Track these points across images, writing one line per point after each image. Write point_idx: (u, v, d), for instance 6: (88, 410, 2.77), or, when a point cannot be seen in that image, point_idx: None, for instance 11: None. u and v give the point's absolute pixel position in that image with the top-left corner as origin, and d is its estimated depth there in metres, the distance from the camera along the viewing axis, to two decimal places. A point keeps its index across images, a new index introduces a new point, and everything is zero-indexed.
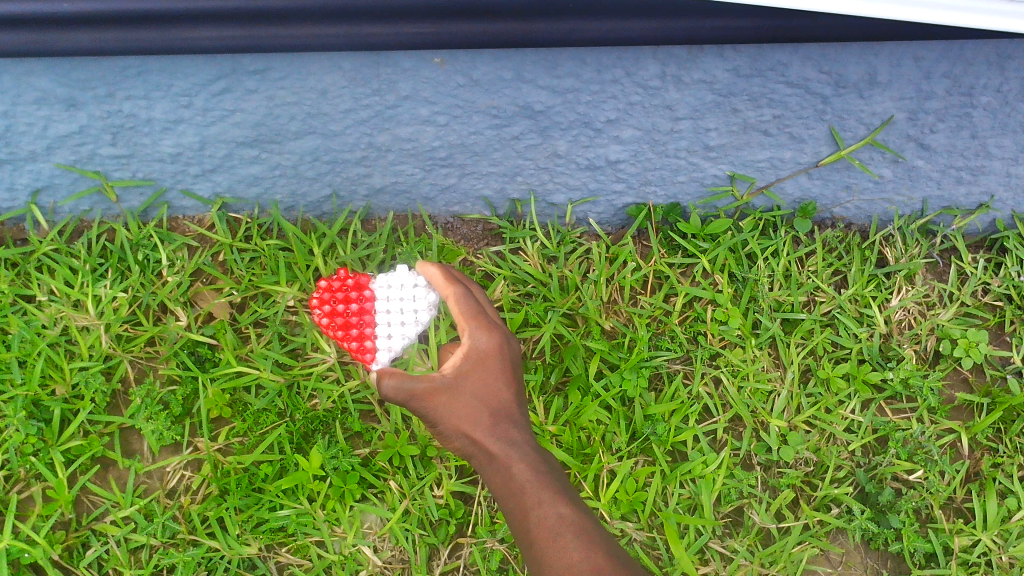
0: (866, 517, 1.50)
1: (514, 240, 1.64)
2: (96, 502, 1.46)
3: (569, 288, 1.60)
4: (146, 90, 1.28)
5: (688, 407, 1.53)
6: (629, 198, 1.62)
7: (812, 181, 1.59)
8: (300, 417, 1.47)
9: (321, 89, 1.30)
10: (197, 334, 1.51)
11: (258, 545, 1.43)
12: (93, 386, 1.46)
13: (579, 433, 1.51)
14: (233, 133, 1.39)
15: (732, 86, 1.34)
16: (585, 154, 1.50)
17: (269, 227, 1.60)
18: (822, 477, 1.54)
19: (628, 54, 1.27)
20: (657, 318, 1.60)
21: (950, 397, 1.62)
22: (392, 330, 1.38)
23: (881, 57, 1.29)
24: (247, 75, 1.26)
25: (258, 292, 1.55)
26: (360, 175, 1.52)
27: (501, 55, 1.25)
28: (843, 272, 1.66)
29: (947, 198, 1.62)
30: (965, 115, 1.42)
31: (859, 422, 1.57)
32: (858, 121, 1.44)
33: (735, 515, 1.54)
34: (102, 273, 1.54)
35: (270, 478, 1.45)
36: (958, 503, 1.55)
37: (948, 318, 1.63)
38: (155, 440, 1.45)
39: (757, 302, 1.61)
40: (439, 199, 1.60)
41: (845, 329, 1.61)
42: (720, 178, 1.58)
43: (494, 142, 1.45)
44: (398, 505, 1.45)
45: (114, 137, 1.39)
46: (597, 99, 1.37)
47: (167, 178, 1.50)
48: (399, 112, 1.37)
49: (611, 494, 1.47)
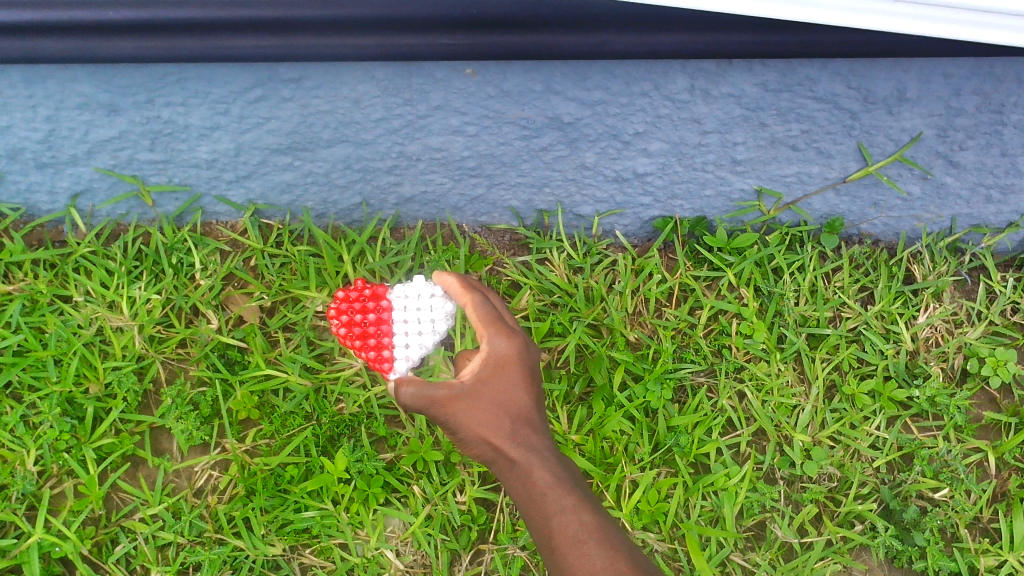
0: (890, 534, 1.49)
1: (541, 251, 1.66)
2: (125, 499, 1.49)
3: (595, 299, 1.60)
4: (184, 96, 1.32)
5: (711, 419, 1.54)
6: (655, 211, 1.63)
7: (839, 197, 1.59)
8: (326, 421, 1.49)
9: (354, 98, 1.33)
10: (228, 336, 1.54)
11: (282, 545, 1.45)
12: (125, 385, 1.49)
13: (602, 442, 1.51)
14: (267, 140, 1.42)
15: (760, 101, 1.36)
16: (613, 166, 1.51)
17: (300, 234, 1.63)
18: (846, 493, 1.53)
19: (657, 68, 1.28)
20: (682, 330, 1.60)
21: (977, 416, 1.60)
22: (411, 341, 1.33)
23: (910, 73, 1.30)
24: (282, 84, 1.29)
25: (288, 296, 1.58)
26: (390, 183, 1.54)
27: (532, 67, 1.27)
28: (870, 288, 1.66)
29: (977, 215, 1.61)
30: (995, 132, 1.42)
31: (884, 439, 1.56)
32: (887, 136, 1.44)
33: (757, 529, 1.54)
34: (137, 275, 1.57)
35: (295, 480, 1.47)
36: (984, 522, 1.53)
37: (976, 337, 1.62)
38: (185, 439, 1.48)
39: (782, 317, 1.61)
40: (468, 209, 1.62)
41: (871, 344, 1.61)
42: (747, 192, 1.59)
43: (523, 153, 1.47)
44: (421, 510, 1.47)
45: (152, 142, 1.42)
46: (626, 112, 1.38)
47: (203, 184, 1.54)
48: (430, 122, 1.39)
49: (633, 504, 1.47)
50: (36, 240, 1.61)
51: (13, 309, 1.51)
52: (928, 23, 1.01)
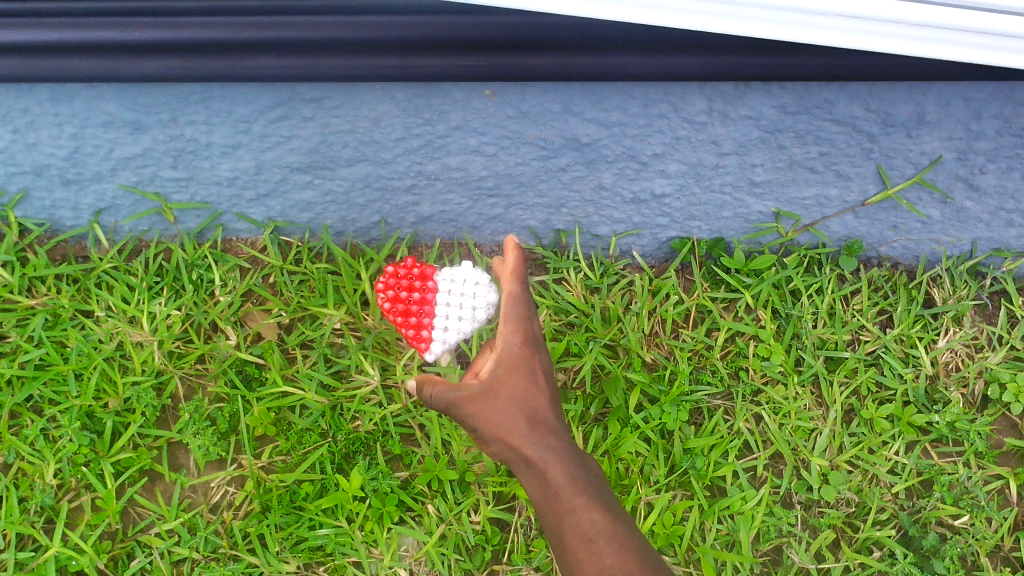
0: (910, 561, 1.45)
1: (558, 270, 1.65)
2: (142, 513, 1.49)
3: (611, 320, 1.60)
4: (208, 115, 1.34)
5: (728, 442, 1.52)
6: (672, 232, 1.63)
7: (858, 220, 1.59)
8: (342, 438, 1.49)
9: (374, 118, 1.35)
10: (246, 353, 1.55)
11: (296, 562, 1.44)
12: (144, 400, 1.50)
13: (618, 463, 1.49)
14: (288, 158, 1.44)
15: (779, 123, 1.36)
16: (631, 187, 1.52)
17: (319, 251, 1.64)
18: (864, 519, 1.50)
19: (675, 89, 1.29)
20: (699, 352, 1.59)
21: (998, 442, 1.58)
22: (450, 332, 1.30)
23: (929, 96, 1.30)
24: (303, 104, 1.31)
25: (306, 313, 1.58)
26: (409, 202, 1.56)
27: (550, 88, 1.29)
28: (889, 311, 1.64)
29: (997, 239, 1.60)
30: (1016, 157, 1.41)
31: (904, 464, 1.53)
32: (906, 160, 1.44)
33: (773, 554, 1.50)
34: (157, 291, 1.59)
35: (310, 497, 1.46)
36: (1006, 551, 1.50)
37: (997, 362, 1.59)
38: (202, 454, 1.48)
39: (801, 339, 1.60)
40: (485, 228, 1.63)
41: (890, 368, 1.59)
42: (765, 214, 1.59)
43: (541, 173, 1.48)
44: (435, 529, 1.45)
45: (175, 160, 1.45)
46: (643, 133, 1.39)
47: (224, 200, 1.56)
48: (449, 142, 1.41)
49: (647, 527, 1.45)
50: (60, 255, 1.63)
51: (35, 323, 1.53)
52: (933, 45, 1.00)
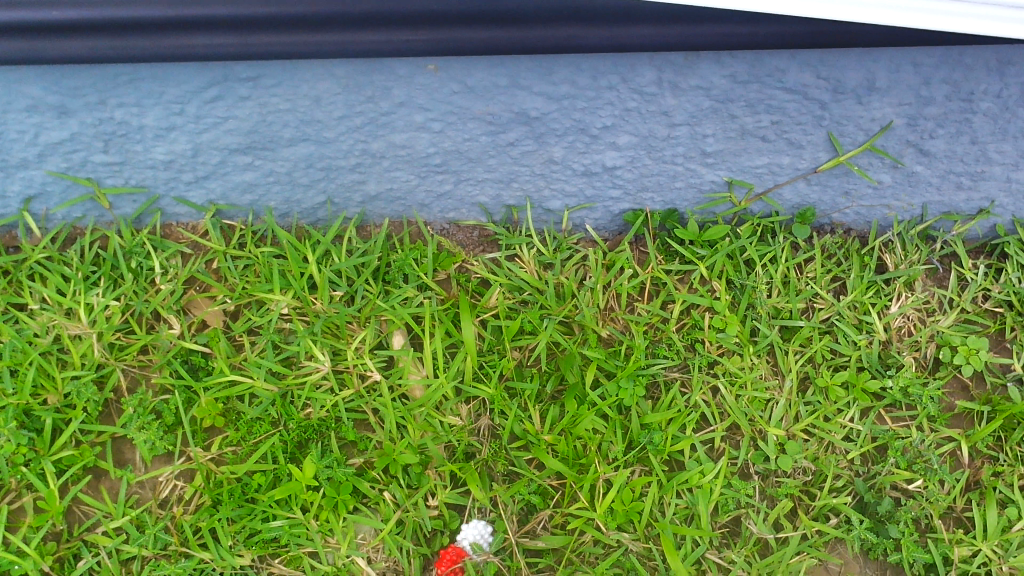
0: (866, 527, 1.45)
1: (510, 247, 1.62)
2: (88, 512, 1.45)
3: (566, 296, 1.58)
4: (138, 97, 1.29)
5: (685, 415, 1.51)
6: (625, 204, 1.61)
7: (810, 187, 1.57)
8: (294, 426, 1.45)
9: (314, 96, 1.30)
10: (191, 342, 1.50)
11: (250, 556, 1.40)
12: (84, 395, 1.45)
13: (575, 441, 1.48)
14: (226, 139, 1.38)
15: (729, 93, 1.34)
16: (582, 160, 1.49)
17: (263, 234, 1.59)
18: (820, 486, 1.50)
19: (624, 60, 1.27)
20: (655, 325, 1.58)
21: (950, 404, 1.58)
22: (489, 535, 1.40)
23: (880, 62, 1.29)
24: (238, 83, 1.27)
25: (252, 299, 1.54)
26: (355, 181, 1.51)
27: (497, 61, 1.26)
28: (842, 278, 1.64)
29: (947, 203, 1.60)
30: (965, 121, 1.41)
31: (859, 431, 1.53)
32: (857, 126, 1.43)
33: (732, 525, 1.50)
34: (95, 281, 1.53)
35: (262, 489, 1.43)
36: (958, 512, 1.49)
37: (949, 325, 1.60)
38: (148, 449, 1.44)
39: (755, 309, 1.60)
40: (435, 206, 1.59)
41: (844, 336, 1.59)
42: (718, 184, 1.57)
43: (489, 149, 1.44)
44: (392, 516, 1.43)
45: (106, 144, 1.39)
46: (593, 106, 1.36)
47: (161, 185, 1.50)
48: (394, 119, 1.36)
49: (607, 504, 1.44)
50: None
51: None
52: (893, 11, 1.07)
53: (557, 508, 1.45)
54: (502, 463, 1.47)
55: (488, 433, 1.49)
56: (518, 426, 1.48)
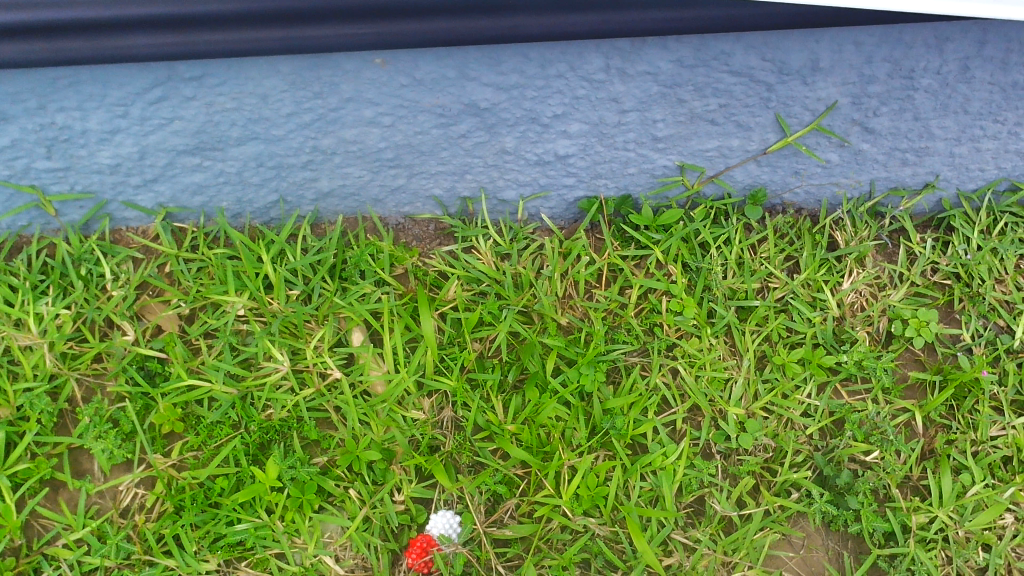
0: (826, 499, 1.48)
1: (467, 239, 1.62)
2: (47, 525, 1.42)
3: (523, 286, 1.58)
4: (79, 100, 1.27)
5: (646, 399, 1.52)
6: (580, 192, 1.61)
7: (761, 168, 1.59)
8: (255, 428, 1.44)
9: (261, 93, 1.29)
10: (146, 347, 1.48)
11: (216, 561, 1.39)
12: (38, 407, 1.42)
13: (539, 430, 1.49)
14: (172, 141, 1.36)
15: (677, 77, 1.35)
16: (534, 149, 1.49)
17: (216, 236, 1.57)
18: (781, 462, 1.52)
19: (571, 48, 1.28)
20: (613, 311, 1.59)
21: (903, 376, 1.61)
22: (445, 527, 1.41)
23: (823, 42, 1.31)
24: (183, 83, 1.25)
25: (207, 302, 1.52)
26: (307, 178, 1.49)
27: (444, 53, 1.25)
28: (795, 257, 1.67)
29: (894, 179, 1.63)
30: (907, 98, 1.44)
31: (816, 406, 1.56)
32: (804, 107, 1.45)
33: (697, 505, 1.52)
34: (43, 290, 1.50)
35: (225, 493, 1.42)
36: (914, 480, 1.53)
37: (900, 299, 1.63)
38: (106, 459, 1.42)
39: (711, 291, 1.61)
40: (389, 201, 1.58)
41: (799, 313, 1.61)
42: (670, 168, 1.58)
43: (441, 141, 1.44)
44: (358, 513, 1.43)
45: (48, 150, 1.36)
46: (543, 95, 1.36)
47: (108, 190, 1.47)
48: (343, 115, 1.35)
49: (572, 490, 1.45)
50: None
51: None
52: None
53: (523, 497, 1.46)
54: (466, 455, 1.47)
55: (451, 426, 1.49)
56: (481, 417, 1.48)
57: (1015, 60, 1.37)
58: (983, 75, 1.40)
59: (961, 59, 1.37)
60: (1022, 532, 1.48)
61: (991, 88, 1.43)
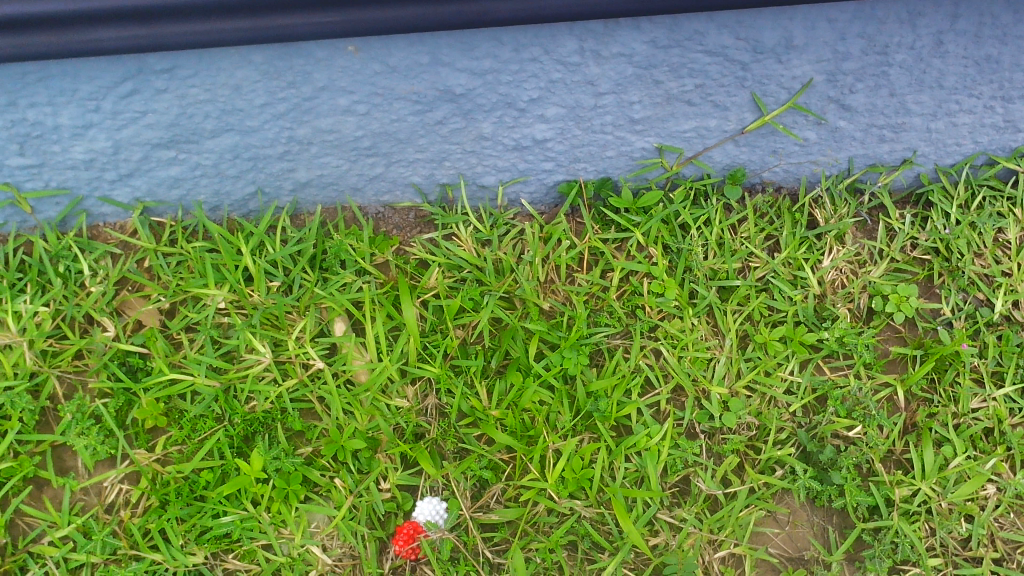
0: (809, 476, 1.49)
1: (447, 226, 1.62)
2: (32, 523, 1.42)
3: (504, 271, 1.58)
4: (50, 95, 1.26)
5: (629, 380, 1.52)
6: (559, 176, 1.61)
7: (739, 148, 1.59)
8: (238, 420, 1.44)
9: (234, 84, 1.28)
10: (127, 343, 1.48)
11: (203, 553, 1.40)
12: (20, 405, 1.42)
13: (522, 414, 1.49)
14: (146, 134, 1.36)
15: (652, 58, 1.35)
16: (511, 135, 1.48)
17: (195, 229, 1.57)
18: (765, 440, 1.53)
19: (544, 31, 1.27)
20: (596, 294, 1.59)
21: (884, 351, 1.62)
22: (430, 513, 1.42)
23: (796, 20, 1.31)
24: (154, 75, 1.24)
25: (187, 296, 1.52)
26: (284, 169, 1.49)
27: (416, 39, 1.25)
28: (776, 236, 1.67)
29: (872, 155, 1.64)
30: (882, 74, 1.44)
31: (799, 383, 1.56)
32: (779, 85, 1.45)
33: (683, 483, 1.52)
34: (22, 288, 1.50)
35: (211, 486, 1.42)
36: (898, 454, 1.54)
37: (880, 275, 1.64)
38: (89, 455, 1.42)
39: (692, 272, 1.61)
40: (368, 190, 1.58)
41: (780, 292, 1.62)
42: (648, 150, 1.58)
43: (418, 128, 1.43)
44: (344, 502, 1.43)
45: (21, 146, 1.35)
46: (518, 79, 1.36)
47: (83, 185, 1.47)
48: (317, 104, 1.35)
49: (557, 473, 1.45)
50: None
51: None
52: None
53: (508, 482, 1.46)
54: (451, 441, 1.47)
55: (435, 413, 1.49)
56: (465, 404, 1.48)
57: (988, 34, 1.38)
58: (957, 49, 1.41)
59: (935, 33, 1.37)
60: (1004, 502, 1.49)
61: (965, 62, 1.43)
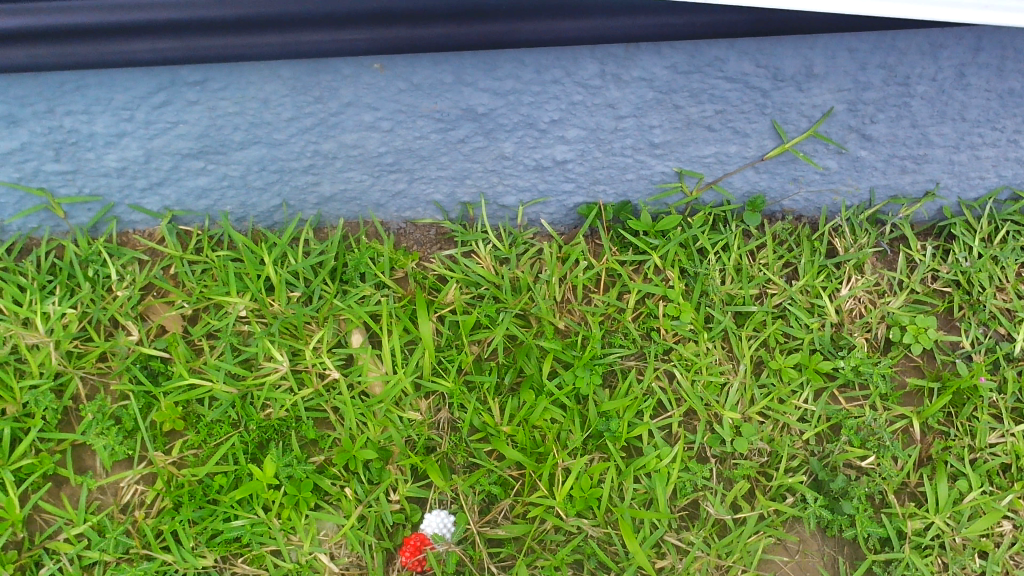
0: (820, 504, 1.48)
1: (467, 243, 1.64)
2: (49, 520, 1.45)
3: (521, 289, 1.60)
4: (86, 104, 1.31)
5: (641, 402, 1.53)
6: (579, 198, 1.63)
7: (759, 175, 1.60)
8: (254, 427, 1.47)
9: (262, 98, 1.32)
10: (150, 347, 1.51)
11: (213, 556, 1.41)
12: (43, 403, 1.46)
13: (533, 432, 1.50)
14: (177, 144, 1.40)
15: (672, 83, 1.37)
16: (532, 155, 1.51)
17: (220, 238, 1.61)
18: (777, 467, 1.52)
19: (566, 54, 1.30)
20: (611, 316, 1.60)
21: (901, 382, 1.61)
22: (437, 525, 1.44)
23: (816, 49, 1.33)
24: (186, 87, 1.29)
25: (210, 303, 1.55)
26: (309, 183, 1.52)
27: (440, 59, 1.28)
28: (794, 264, 1.67)
29: (894, 186, 1.64)
30: (903, 105, 1.45)
31: (813, 411, 1.56)
32: (800, 113, 1.46)
33: (691, 508, 1.52)
34: (51, 290, 1.54)
35: (224, 490, 1.44)
36: (911, 487, 1.53)
37: (899, 306, 1.63)
38: (108, 455, 1.45)
39: (709, 296, 1.62)
40: (390, 205, 1.61)
41: (796, 320, 1.61)
42: (668, 175, 1.60)
43: (440, 146, 1.46)
44: (353, 512, 1.45)
45: (57, 152, 1.40)
46: (539, 100, 1.39)
47: (115, 192, 1.51)
48: (343, 119, 1.38)
49: (565, 492, 1.45)
50: None
51: None
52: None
53: (517, 498, 1.47)
54: (461, 455, 1.48)
55: (447, 426, 1.51)
56: (477, 419, 1.50)
57: (1010, 68, 1.38)
58: (979, 82, 1.41)
59: (957, 66, 1.38)
60: (1019, 539, 1.47)
61: (987, 95, 1.44)
